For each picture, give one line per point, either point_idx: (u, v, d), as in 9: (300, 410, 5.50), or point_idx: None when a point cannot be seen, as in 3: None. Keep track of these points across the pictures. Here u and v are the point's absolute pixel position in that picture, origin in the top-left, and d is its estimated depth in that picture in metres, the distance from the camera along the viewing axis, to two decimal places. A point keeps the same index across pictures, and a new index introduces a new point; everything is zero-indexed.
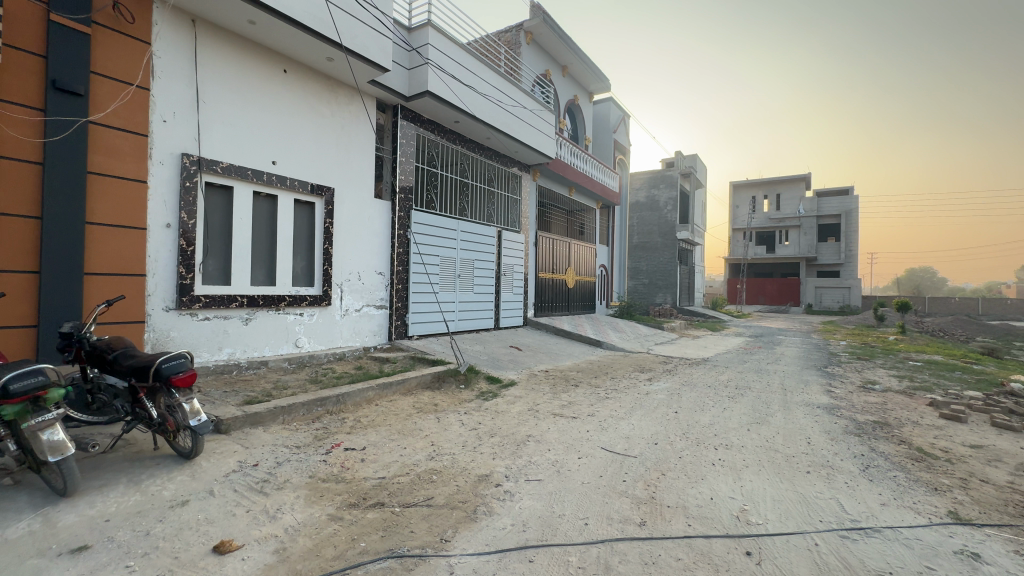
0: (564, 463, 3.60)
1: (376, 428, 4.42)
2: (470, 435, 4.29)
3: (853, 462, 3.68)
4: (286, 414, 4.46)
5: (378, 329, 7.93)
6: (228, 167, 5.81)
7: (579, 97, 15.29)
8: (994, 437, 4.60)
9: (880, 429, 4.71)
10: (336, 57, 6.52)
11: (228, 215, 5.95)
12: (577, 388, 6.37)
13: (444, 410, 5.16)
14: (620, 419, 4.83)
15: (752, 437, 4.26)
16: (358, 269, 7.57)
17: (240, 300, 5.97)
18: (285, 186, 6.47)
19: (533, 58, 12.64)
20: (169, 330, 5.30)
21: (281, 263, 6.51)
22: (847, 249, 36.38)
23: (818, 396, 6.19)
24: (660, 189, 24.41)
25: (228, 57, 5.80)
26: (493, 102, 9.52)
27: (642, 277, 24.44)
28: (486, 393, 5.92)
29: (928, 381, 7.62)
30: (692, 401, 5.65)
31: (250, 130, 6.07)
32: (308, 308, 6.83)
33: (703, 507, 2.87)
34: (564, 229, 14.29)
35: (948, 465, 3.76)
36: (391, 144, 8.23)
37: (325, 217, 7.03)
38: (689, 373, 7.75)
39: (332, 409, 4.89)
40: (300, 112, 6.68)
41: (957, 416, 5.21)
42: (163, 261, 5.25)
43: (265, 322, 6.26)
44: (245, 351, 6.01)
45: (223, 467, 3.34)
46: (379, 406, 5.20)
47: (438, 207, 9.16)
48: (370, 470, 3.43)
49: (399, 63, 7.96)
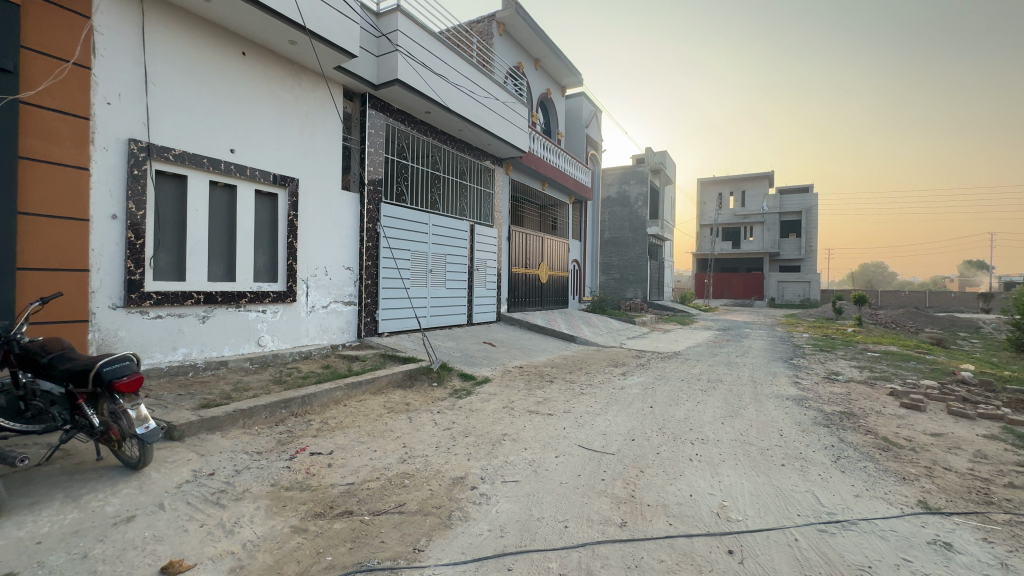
0: (541, 463, 3.51)
1: (344, 431, 4.21)
2: (444, 435, 4.14)
3: (825, 453, 3.73)
4: (247, 418, 4.20)
5: (346, 327, 7.66)
6: (181, 155, 5.44)
7: (552, 91, 15.21)
8: (952, 425, 4.78)
9: (848, 420, 4.82)
10: (298, 40, 6.19)
11: (182, 206, 5.57)
12: (552, 385, 6.30)
13: (417, 409, 4.99)
14: (596, 415, 4.77)
15: (726, 431, 4.28)
16: (324, 264, 7.27)
17: (196, 297, 5.61)
18: (245, 176, 6.12)
19: (505, 49, 12.46)
20: (116, 330, 4.92)
21: (241, 257, 6.16)
22: (807, 244, 37.79)
23: (787, 388, 6.33)
24: (631, 184, 24.64)
25: (179, 36, 5.41)
26: (465, 92, 9.30)
27: (613, 272, 24.68)
28: (459, 391, 5.78)
29: (886, 370, 7.92)
30: (667, 395, 5.66)
31: (206, 115, 5.69)
32: (271, 305, 6.50)
33: (683, 504, 2.83)
34: (536, 224, 14.20)
35: (913, 454, 3.86)
36: (359, 133, 7.92)
37: (289, 209, 6.69)
38: (662, 367, 7.81)
39: (298, 411, 4.65)
40: (260, 97, 6.31)
41: (917, 405, 5.40)
42: (109, 256, 4.87)
43: (224, 320, 5.92)
44: (202, 350, 5.66)
45: (175, 478, 3.09)
46: (347, 406, 4.98)
47: (409, 200, 8.91)
48: (337, 475, 3.25)
49: (367, 49, 7.65)
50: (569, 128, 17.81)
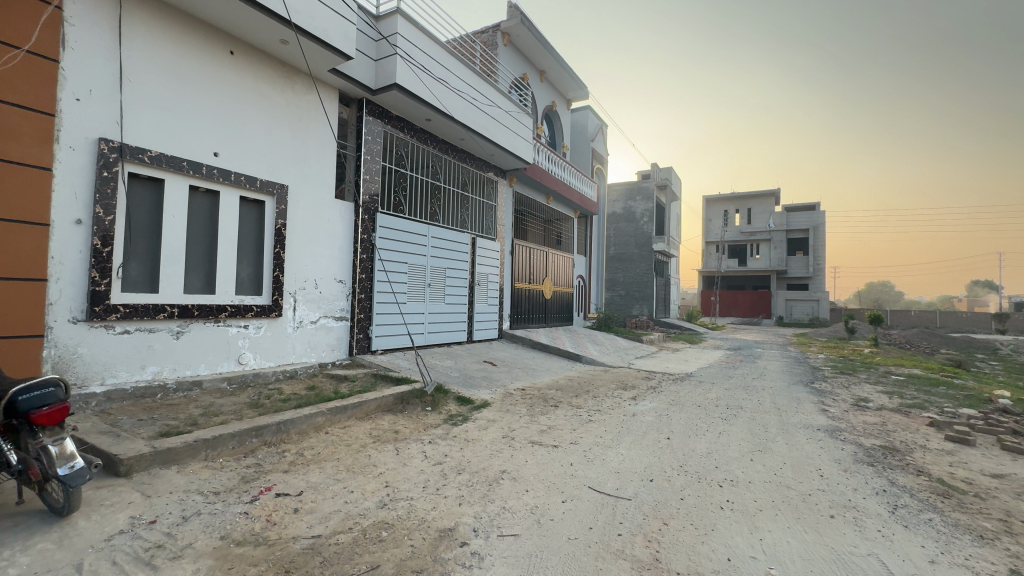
0: (545, 511, 2.97)
1: (320, 465, 3.69)
2: (434, 472, 3.61)
3: (879, 502, 3.18)
4: (211, 448, 3.70)
5: (336, 344, 7.18)
6: (157, 157, 5.04)
7: (558, 103, 14.93)
8: (1010, 463, 4.22)
9: (892, 456, 4.26)
10: (290, 39, 5.86)
11: (157, 212, 5.14)
12: (557, 410, 5.75)
13: (406, 439, 4.46)
14: (607, 448, 4.23)
15: (758, 470, 3.72)
16: (314, 276, 6.83)
17: (170, 310, 5.16)
18: (229, 181, 5.71)
19: (510, 60, 12.21)
20: (76, 346, 4.44)
21: (222, 268, 5.72)
22: (814, 263, 37.18)
23: (816, 417, 5.74)
24: (636, 201, 24.31)
25: (160, 30, 5.07)
26: (467, 99, 8.97)
27: (619, 288, 24.19)
28: (455, 418, 5.25)
29: (919, 397, 7.30)
30: (685, 425, 5.11)
31: (187, 115, 5.31)
32: (254, 319, 6.03)
33: (720, 573, 2.29)
34: (540, 238, 13.76)
35: (980, 502, 3.30)
36: (355, 140, 7.56)
37: (276, 218, 6.27)
38: (675, 391, 7.25)
39: (271, 440, 4.14)
40: (248, 98, 5.94)
41: (965, 439, 4.83)
42: (71, 264, 4.42)
43: (200, 335, 5.44)
44: (174, 369, 5.17)
45: (107, 527, 2.58)
46: (329, 434, 4.46)
47: (407, 211, 8.51)
48: (302, 525, 2.72)
49: (365, 53, 7.33)
50: (574, 142, 17.54)
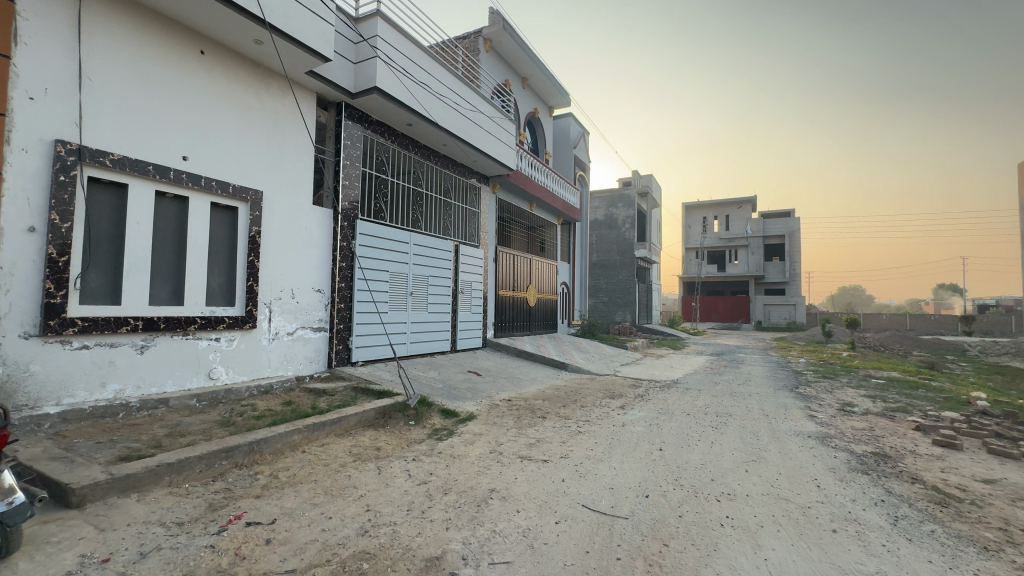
0: (538, 533, 2.79)
1: (296, 488, 3.45)
2: (419, 493, 3.40)
3: (879, 513, 3.09)
4: (176, 473, 3.42)
5: (315, 356, 6.90)
6: (120, 160, 4.74)
7: (540, 110, 14.92)
8: (999, 468, 4.22)
9: (885, 463, 4.21)
10: (264, 40, 5.64)
11: (120, 219, 4.83)
12: (545, 422, 5.58)
13: (389, 456, 4.23)
14: (598, 462, 4.09)
15: (754, 482, 3.62)
16: (291, 285, 6.56)
17: (133, 323, 4.84)
18: (199, 186, 5.43)
19: (492, 66, 12.14)
20: (28, 363, 4.10)
21: (190, 278, 5.42)
22: (791, 268, 37.99)
23: (805, 423, 5.70)
24: (618, 208, 24.47)
25: (124, 27, 4.80)
26: (449, 104, 8.83)
27: (601, 295, 24.23)
28: (440, 432, 5.04)
29: (900, 401, 7.37)
30: (676, 434, 5.00)
31: (154, 117, 5.03)
32: (226, 332, 5.73)
33: None
34: (523, 245, 13.65)
35: (978, 510, 3.25)
36: (333, 145, 7.34)
37: (249, 225, 6.00)
38: (663, 399, 7.16)
39: (243, 462, 3.87)
40: (219, 100, 5.68)
41: (953, 443, 4.83)
42: (23, 275, 4.09)
43: (167, 350, 5.12)
44: (138, 387, 4.84)
45: (52, 568, 2.30)
46: (306, 454, 4.21)
47: (389, 217, 8.29)
48: (275, 559, 2.49)
49: (344, 56, 7.12)
50: (557, 148, 17.54)
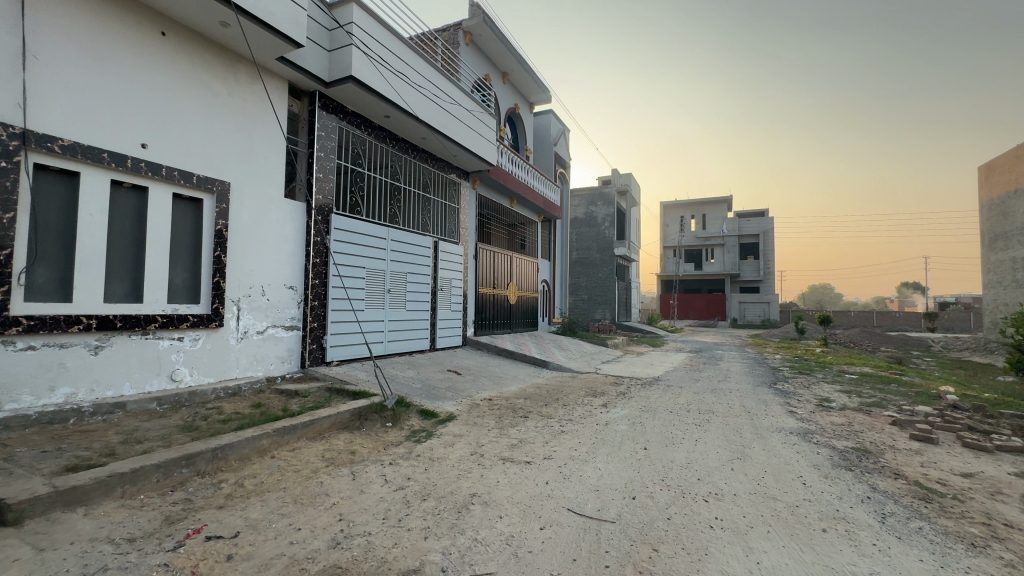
0: (521, 541, 2.65)
1: (263, 497, 3.22)
2: (396, 500, 3.22)
3: (866, 511, 3.05)
4: (130, 484, 3.15)
5: (287, 356, 6.61)
6: (71, 146, 4.40)
7: (520, 106, 14.78)
8: (976, 461, 4.27)
9: (867, 459, 4.21)
10: (231, 22, 5.33)
11: (71, 210, 4.48)
12: (527, 421, 5.45)
13: (364, 460, 4.02)
14: (582, 463, 3.97)
15: (741, 481, 3.55)
16: (261, 282, 6.26)
17: (87, 322, 4.50)
18: (160, 176, 5.10)
19: (472, 59, 11.93)
20: None
21: (151, 274, 5.09)
22: (765, 267, 38.84)
23: (785, 419, 5.72)
24: (598, 206, 24.56)
25: (74, 2, 4.45)
26: (428, 96, 8.60)
27: (581, 292, 24.26)
28: (418, 434, 4.85)
29: (875, 396, 7.50)
30: (660, 433, 4.93)
31: (110, 100, 4.70)
32: (190, 331, 5.41)
33: None
34: (504, 242, 13.50)
35: (961, 505, 3.24)
36: (307, 136, 7.05)
37: (215, 218, 5.68)
38: (645, 397, 7.10)
39: (205, 470, 3.61)
40: (182, 85, 5.34)
41: (929, 437, 4.89)
42: None
43: (124, 350, 4.79)
44: (92, 390, 4.51)
45: None
46: (275, 459, 3.97)
47: (365, 212, 8.02)
48: None
49: (318, 43, 6.83)
50: (537, 145, 17.43)
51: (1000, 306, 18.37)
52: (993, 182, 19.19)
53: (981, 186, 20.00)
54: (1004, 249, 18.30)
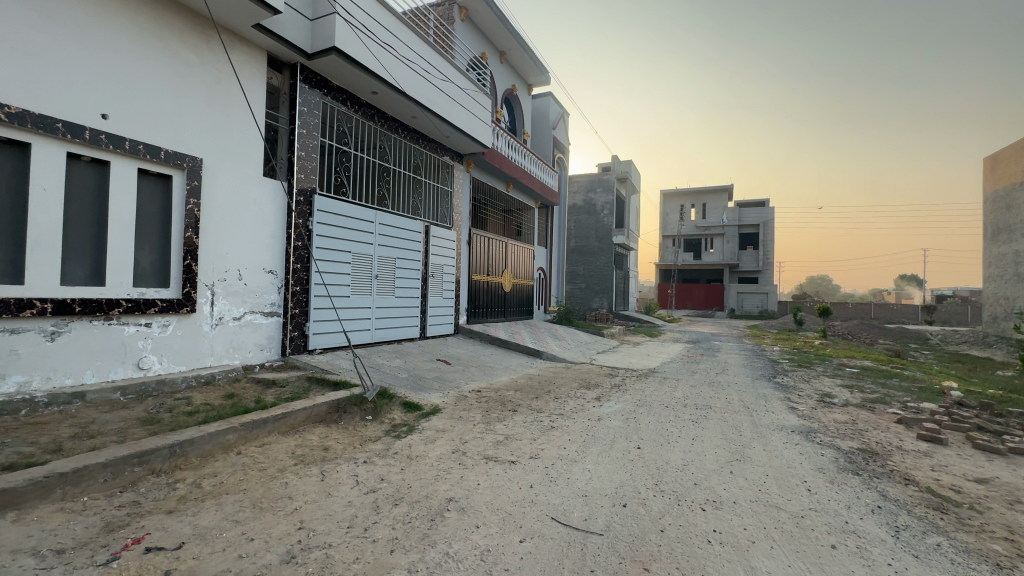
0: (497, 557, 2.36)
1: (220, 501, 2.94)
2: (364, 505, 2.94)
3: (880, 524, 2.78)
4: (71, 485, 2.86)
5: (266, 343, 6.31)
6: (21, 114, 4.03)
7: (518, 87, 14.30)
8: (989, 465, 4.03)
9: (874, 462, 3.95)
10: None
11: (22, 186, 4.14)
12: (515, 416, 5.17)
13: (337, 458, 3.75)
14: (571, 463, 3.70)
15: (740, 486, 3.30)
16: (237, 266, 5.93)
17: (41, 306, 4.17)
18: (122, 150, 4.74)
19: (468, 36, 11.45)
20: None
21: (114, 255, 4.75)
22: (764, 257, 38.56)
23: (786, 416, 5.46)
24: (598, 193, 24.13)
25: None
26: (419, 72, 8.19)
27: (578, 281, 23.95)
28: (398, 428, 4.58)
29: (878, 391, 7.25)
30: (654, 430, 4.67)
31: (64, 65, 4.31)
32: (159, 317, 5.10)
33: None
34: (499, 228, 13.15)
35: (978, 517, 2.98)
36: (288, 112, 6.67)
37: (186, 197, 5.34)
38: (640, 390, 6.85)
39: (161, 468, 3.33)
40: (146, 51, 4.94)
41: (938, 438, 4.64)
42: None
43: (84, 337, 4.48)
44: (48, 378, 4.21)
45: None
46: (241, 456, 3.69)
47: (351, 194, 7.67)
48: None
49: (299, 11, 6.41)
50: (535, 129, 16.95)
51: (1001, 300, 18.13)
52: (998, 174, 18.80)
53: (986, 177, 19.63)
54: (1007, 242, 17.97)
